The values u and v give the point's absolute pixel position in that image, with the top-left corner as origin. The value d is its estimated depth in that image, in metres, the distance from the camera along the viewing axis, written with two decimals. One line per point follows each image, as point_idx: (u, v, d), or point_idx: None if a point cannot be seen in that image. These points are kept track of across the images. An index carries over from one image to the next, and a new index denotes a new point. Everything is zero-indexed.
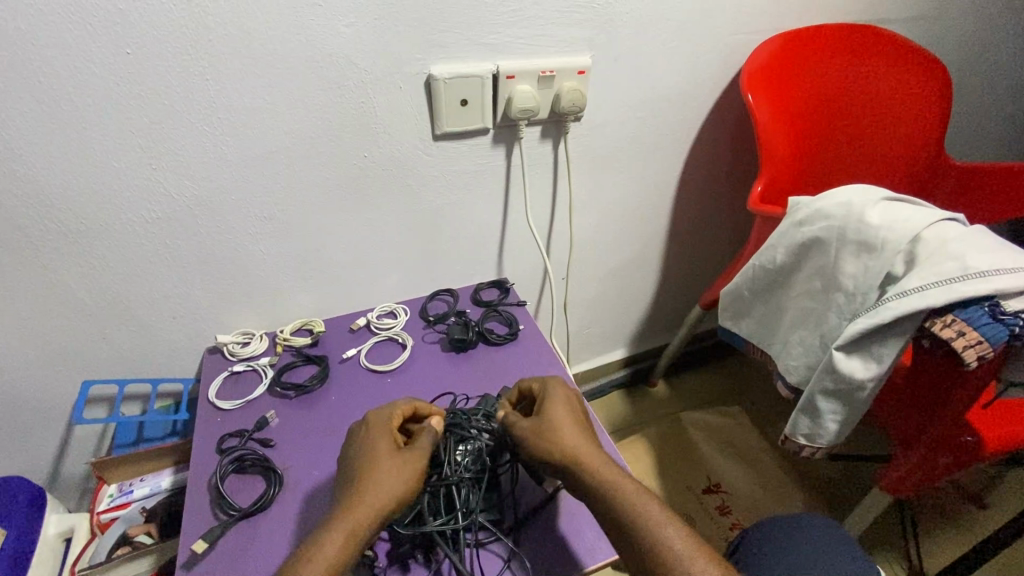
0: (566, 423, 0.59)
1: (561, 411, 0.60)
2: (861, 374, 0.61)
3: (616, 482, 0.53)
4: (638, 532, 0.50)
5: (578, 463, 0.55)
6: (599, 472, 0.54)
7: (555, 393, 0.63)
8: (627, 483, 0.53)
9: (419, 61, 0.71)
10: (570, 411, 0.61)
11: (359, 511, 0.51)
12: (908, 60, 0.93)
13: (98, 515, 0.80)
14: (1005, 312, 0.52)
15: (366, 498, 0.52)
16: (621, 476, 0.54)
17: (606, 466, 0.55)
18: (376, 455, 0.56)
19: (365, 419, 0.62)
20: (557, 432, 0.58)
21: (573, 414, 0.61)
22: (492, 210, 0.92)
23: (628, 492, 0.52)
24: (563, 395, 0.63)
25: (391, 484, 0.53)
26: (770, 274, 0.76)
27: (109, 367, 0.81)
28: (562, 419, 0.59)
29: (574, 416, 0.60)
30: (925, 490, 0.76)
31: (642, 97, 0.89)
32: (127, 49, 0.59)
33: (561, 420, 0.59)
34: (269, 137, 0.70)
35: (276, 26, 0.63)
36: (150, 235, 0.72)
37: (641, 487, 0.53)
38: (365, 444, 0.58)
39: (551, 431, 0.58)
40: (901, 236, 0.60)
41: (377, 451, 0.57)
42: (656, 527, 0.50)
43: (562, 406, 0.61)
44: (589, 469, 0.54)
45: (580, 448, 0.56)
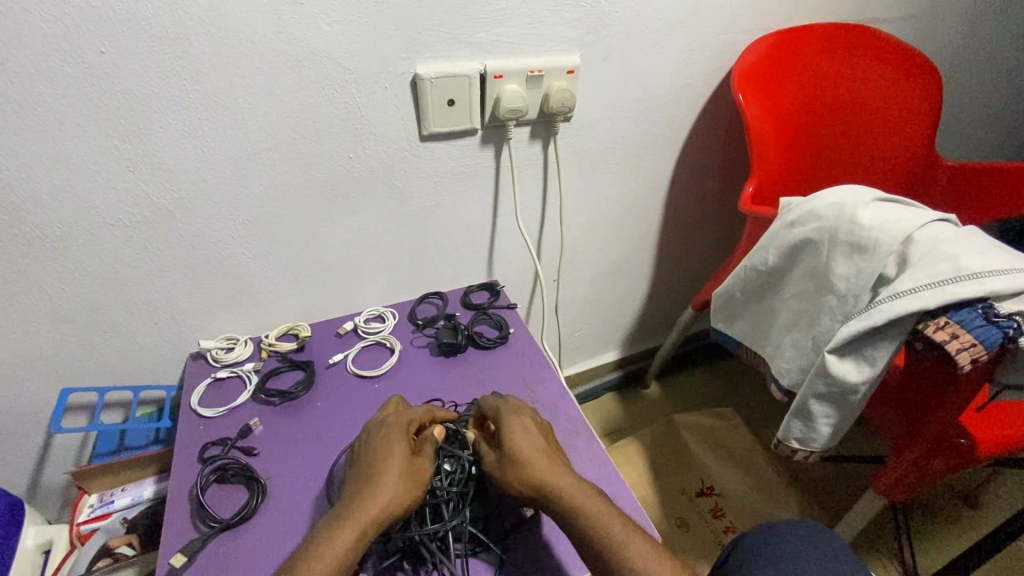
0: (529, 449, 0.57)
1: (523, 440, 0.58)
2: (854, 377, 0.60)
3: (584, 509, 0.53)
4: (609, 558, 0.50)
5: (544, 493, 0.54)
6: (567, 501, 0.53)
7: (516, 419, 0.61)
8: (597, 508, 0.53)
9: (404, 61, 0.70)
10: (532, 435, 0.59)
11: (368, 511, 0.51)
12: (899, 60, 0.93)
13: (77, 525, 0.78)
14: (998, 315, 0.51)
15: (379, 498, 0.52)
16: (591, 500, 0.53)
17: (574, 492, 0.54)
18: (390, 456, 0.56)
19: (385, 420, 0.62)
20: (520, 463, 0.56)
21: (531, 436, 0.59)
22: (482, 212, 0.90)
23: (591, 516, 0.52)
24: (524, 420, 0.61)
25: (402, 486, 0.54)
26: (762, 276, 0.76)
27: (89, 374, 0.79)
28: (525, 447, 0.58)
29: (538, 441, 0.59)
30: (917, 493, 0.75)
31: (632, 97, 0.88)
32: (101, 48, 0.57)
33: (524, 448, 0.57)
34: (251, 138, 0.69)
35: (257, 25, 0.61)
36: (129, 239, 0.70)
37: (604, 507, 0.53)
38: (380, 445, 0.58)
39: (513, 462, 0.57)
40: (893, 237, 0.59)
41: (393, 452, 0.57)
42: (627, 553, 0.50)
43: (523, 432, 0.59)
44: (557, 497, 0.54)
45: (546, 475, 0.55)
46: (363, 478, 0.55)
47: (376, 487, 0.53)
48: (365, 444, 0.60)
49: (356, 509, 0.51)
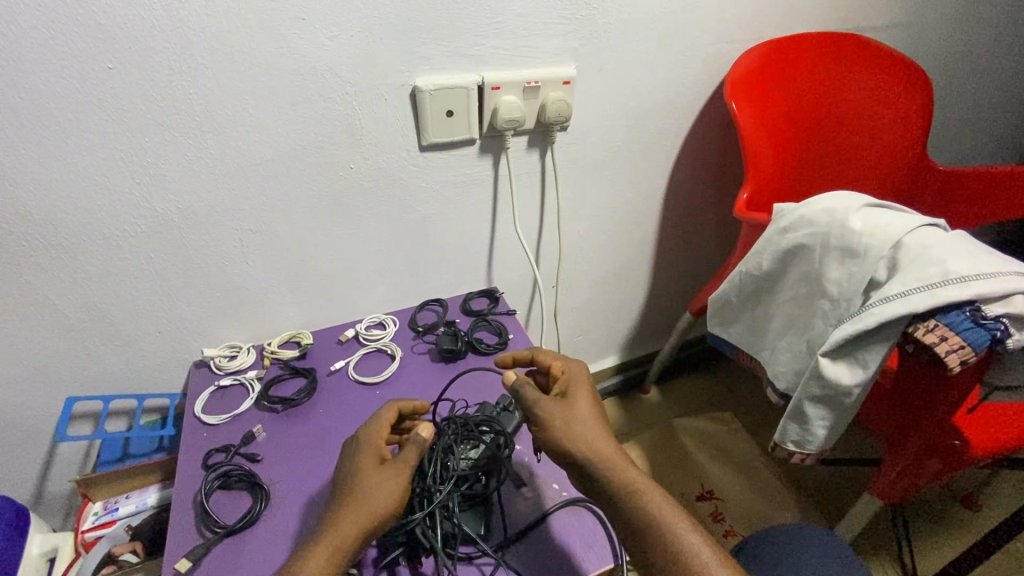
0: (591, 416, 0.58)
1: (586, 405, 0.59)
2: (847, 379, 0.61)
3: (645, 490, 0.52)
4: (661, 533, 0.50)
5: (608, 467, 0.54)
6: (630, 478, 0.53)
7: (579, 388, 0.61)
8: (649, 481, 0.54)
9: (404, 73, 0.72)
10: (594, 411, 0.59)
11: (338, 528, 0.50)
12: (890, 67, 0.94)
13: (83, 532, 0.79)
14: (986, 317, 0.52)
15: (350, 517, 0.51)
16: (652, 483, 0.54)
17: (632, 469, 0.54)
18: (363, 470, 0.55)
19: (354, 433, 0.61)
20: (581, 431, 0.57)
21: (596, 408, 0.60)
22: (480, 219, 0.92)
23: (648, 493, 0.52)
24: (586, 393, 0.61)
25: (371, 503, 0.52)
26: (756, 281, 0.77)
27: (93, 383, 0.80)
28: (587, 417, 0.58)
29: (598, 415, 0.59)
30: (914, 494, 0.76)
31: (627, 106, 0.90)
32: (108, 64, 0.59)
33: (585, 414, 0.58)
34: (253, 149, 0.70)
35: (261, 40, 0.63)
36: (134, 249, 0.71)
37: (660, 489, 0.53)
38: (353, 460, 0.57)
39: (575, 423, 0.57)
40: (884, 242, 0.60)
41: (364, 466, 0.55)
42: (680, 534, 0.50)
43: (586, 405, 0.59)
44: (607, 453, 0.55)
45: (610, 451, 0.55)
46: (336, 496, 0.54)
47: (348, 506, 0.52)
48: (344, 456, 0.58)
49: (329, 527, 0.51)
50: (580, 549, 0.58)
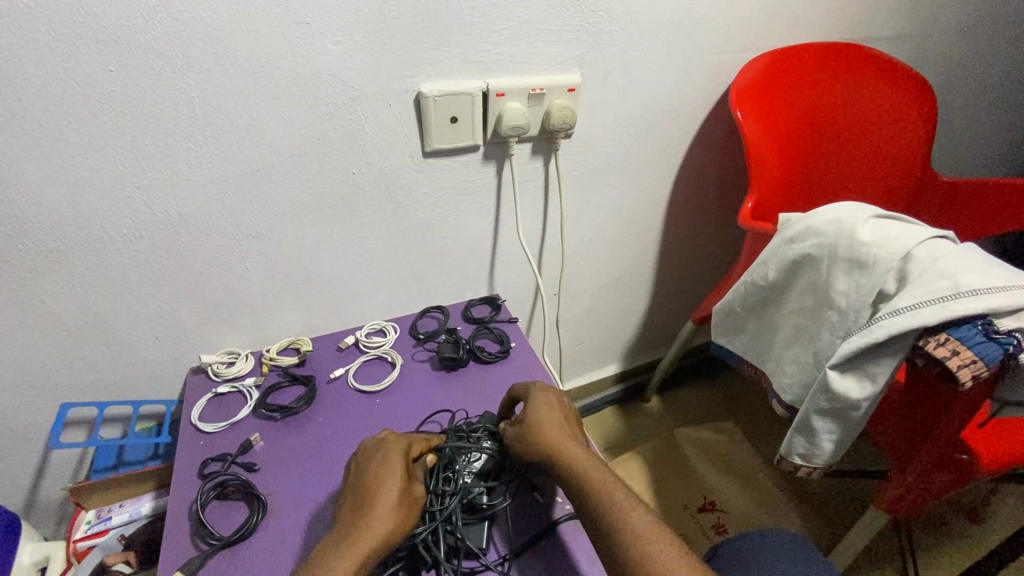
0: (544, 418, 0.60)
1: (541, 409, 0.61)
2: (856, 394, 0.60)
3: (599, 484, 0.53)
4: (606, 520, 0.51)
5: (560, 462, 0.56)
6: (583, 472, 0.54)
7: (536, 394, 0.64)
8: (599, 472, 0.54)
9: (409, 78, 0.71)
10: (555, 413, 0.61)
11: (366, 544, 0.50)
12: (895, 77, 0.94)
13: (75, 541, 0.77)
14: (998, 331, 0.51)
15: (377, 533, 0.51)
16: (601, 472, 0.55)
17: (584, 463, 0.55)
18: (389, 484, 0.55)
19: (383, 441, 0.61)
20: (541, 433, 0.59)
21: (552, 411, 0.62)
22: (483, 226, 0.91)
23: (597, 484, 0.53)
24: (553, 400, 0.63)
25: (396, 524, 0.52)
26: (762, 291, 0.76)
27: (88, 389, 0.79)
28: (548, 420, 0.60)
29: (553, 417, 0.61)
30: (920, 509, 0.75)
31: (632, 114, 0.89)
32: (110, 66, 0.58)
33: (539, 417, 0.60)
34: (255, 153, 0.69)
35: (264, 43, 0.63)
36: (133, 254, 0.70)
37: (613, 479, 0.54)
38: (378, 471, 0.56)
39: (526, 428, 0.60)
40: (892, 253, 0.60)
41: (391, 480, 0.55)
42: (627, 520, 0.50)
43: (549, 408, 0.62)
44: (558, 451, 0.57)
45: (562, 445, 0.57)
46: (356, 507, 0.54)
47: (375, 522, 0.51)
48: (364, 467, 0.58)
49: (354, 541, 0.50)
50: (586, 563, 0.56)
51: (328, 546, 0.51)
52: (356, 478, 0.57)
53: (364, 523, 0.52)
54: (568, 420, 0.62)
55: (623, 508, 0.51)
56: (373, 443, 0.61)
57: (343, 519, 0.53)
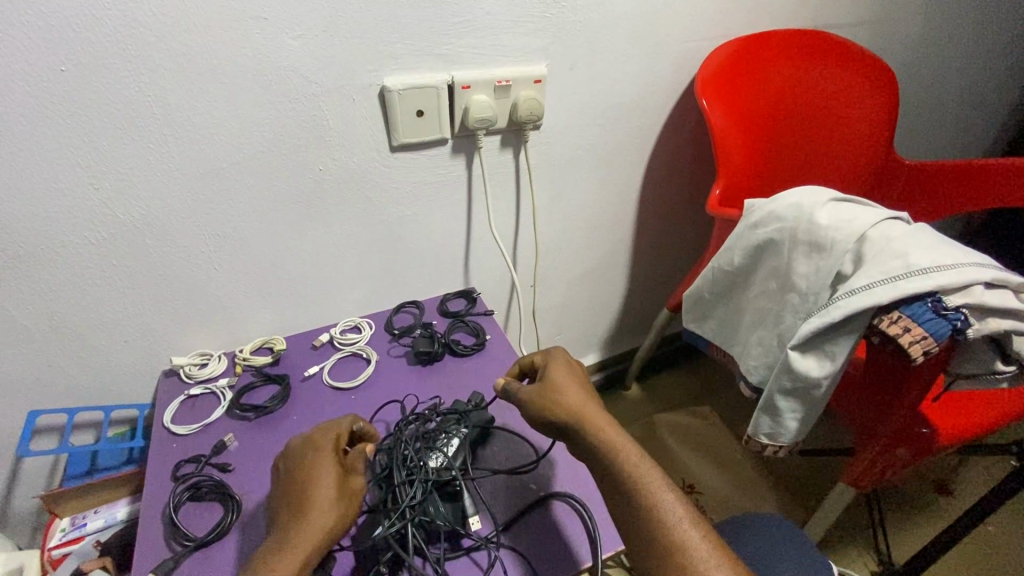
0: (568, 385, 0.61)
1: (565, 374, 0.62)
2: (816, 373, 0.62)
3: (618, 447, 0.54)
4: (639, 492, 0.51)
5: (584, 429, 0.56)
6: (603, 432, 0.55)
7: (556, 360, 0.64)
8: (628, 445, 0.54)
9: (372, 72, 0.71)
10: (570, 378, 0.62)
11: (306, 541, 0.50)
12: (856, 63, 0.96)
13: (49, 550, 0.76)
14: (947, 308, 0.53)
15: (315, 530, 0.51)
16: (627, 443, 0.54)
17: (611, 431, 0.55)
18: (324, 477, 0.55)
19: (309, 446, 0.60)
20: (562, 396, 0.59)
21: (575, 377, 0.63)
22: (455, 220, 0.91)
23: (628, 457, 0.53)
24: (562, 365, 0.63)
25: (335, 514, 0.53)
26: (728, 276, 0.77)
27: (56, 396, 0.78)
28: (564, 385, 0.61)
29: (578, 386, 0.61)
30: (884, 482, 0.77)
31: (600, 104, 0.90)
32: (62, 66, 0.57)
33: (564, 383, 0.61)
34: (218, 152, 0.69)
35: (222, 39, 0.62)
36: (96, 257, 0.69)
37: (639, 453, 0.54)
38: (307, 467, 0.57)
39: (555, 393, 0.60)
40: (849, 236, 0.61)
41: (323, 473, 0.56)
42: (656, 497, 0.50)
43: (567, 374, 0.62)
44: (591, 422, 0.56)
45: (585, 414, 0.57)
46: (294, 505, 0.54)
47: (311, 516, 0.52)
48: (294, 463, 0.58)
49: (295, 539, 0.50)
50: (560, 544, 0.58)
51: (271, 547, 0.50)
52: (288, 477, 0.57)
53: (301, 520, 0.52)
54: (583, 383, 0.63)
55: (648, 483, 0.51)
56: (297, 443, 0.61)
57: (282, 520, 0.53)
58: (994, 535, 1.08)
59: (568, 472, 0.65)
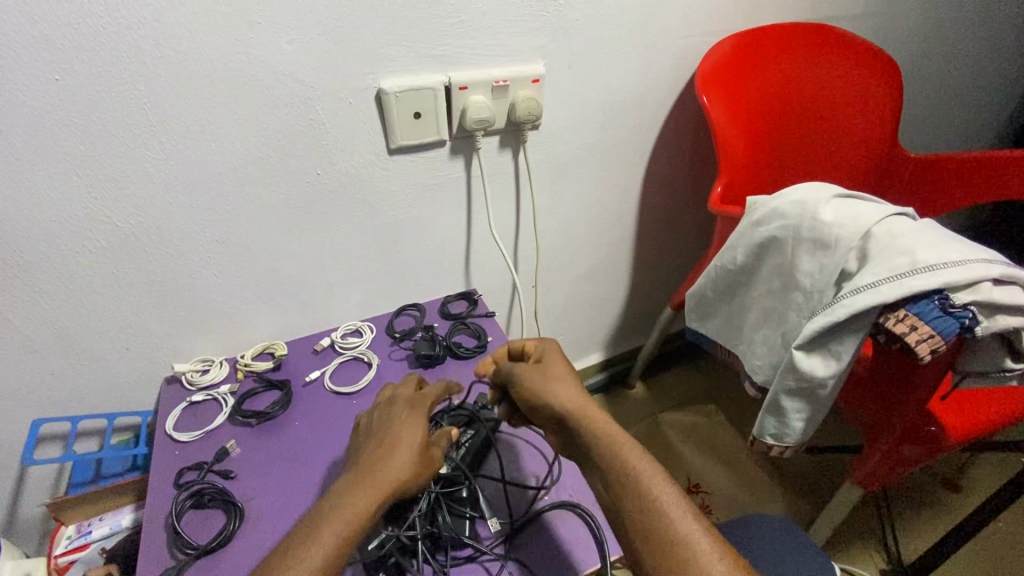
0: (561, 381, 0.59)
1: (561, 373, 0.60)
2: (821, 372, 0.61)
3: (613, 442, 0.52)
4: (632, 486, 0.48)
5: (578, 424, 0.54)
6: (598, 429, 0.53)
7: (552, 359, 0.63)
8: (623, 438, 0.52)
9: (368, 76, 0.70)
10: (567, 374, 0.60)
11: (391, 478, 0.52)
12: (860, 55, 0.94)
13: (55, 557, 0.76)
14: (954, 306, 0.52)
15: (401, 469, 0.53)
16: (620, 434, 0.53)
17: (605, 425, 0.53)
18: (413, 432, 0.57)
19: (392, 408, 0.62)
20: (557, 394, 0.57)
21: (568, 374, 0.60)
22: (455, 222, 0.91)
23: (621, 449, 0.51)
24: (562, 362, 0.62)
25: (416, 464, 0.54)
26: (731, 275, 0.76)
27: (59, 405, 0.78)
28: (560, 380, 0.59)
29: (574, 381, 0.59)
30: (892, 481, 0.76)
31: (600, 102, 0.89)
32: (56, 76, 0.57)
33: (556, 380, 0.59)
34: (214, 158, 0.68)
35: (216, 44, 0.61)
36: (94, 265, 0.69)
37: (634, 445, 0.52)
38: (398, 419, 0.59)
39: (546, 388, 0.58)
40: (853, 233, 0.60)
41: (413, 430, 0.57)
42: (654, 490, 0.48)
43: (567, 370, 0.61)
44: (588, 423, 0.54)
45: (579, 408, 0.55)
46: (379, 446, 0.56)
47: (395, 458, 0.53)
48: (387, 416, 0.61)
49: (380, 473, 0.52)
50: (564, 554, 0.57)
51: (351, 479, 0.52)
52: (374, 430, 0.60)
53: (388, 456, 0.54)
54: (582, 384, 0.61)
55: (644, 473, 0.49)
56: (380, 404, 0.64)
57: (367, 457, 0.55)
58: (1005, 533, 1.07)
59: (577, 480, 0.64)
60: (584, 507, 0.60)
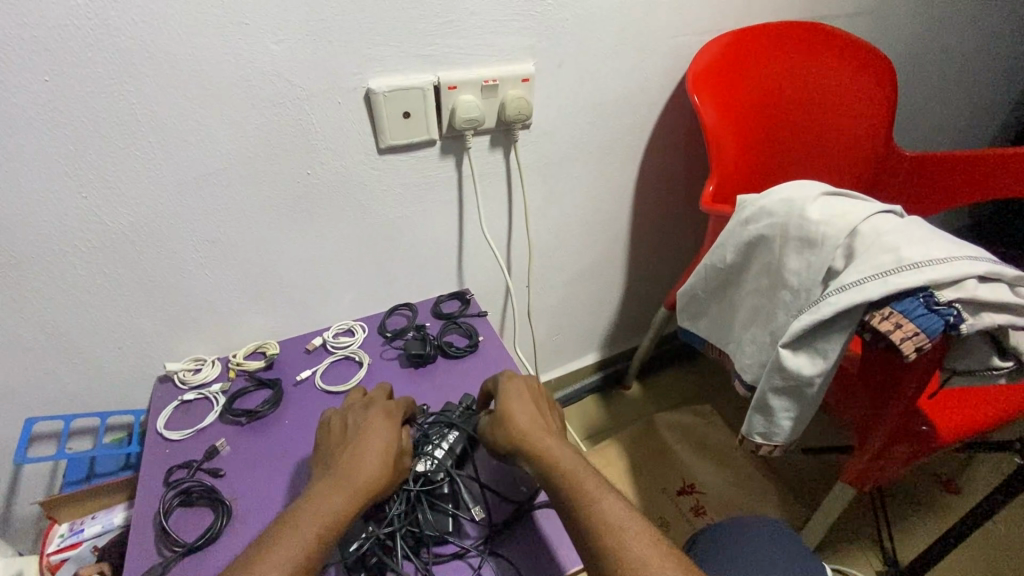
0: (515, 407, 0.61)
1: (513, 400, 0.63)
2: (808, 370, 0.61)
3: (557, 463, 0.54)
4: (576, 505, 0.51)
5: (527, 450, 0.57)
6: (544, 452, 0.55)
7: (508, 386, 0.65)
8: (569, 459, 0.55)
9: (357, 76, 0.71)
10: (524, 399, 0.63)
11: (367, 481, 0.54)
12: (853, 54, 0.94)
13: (48, 555, 0.77)
14: (939, 303, 0.52)
15: (376, 473, 0.55)
16: (564, 455, 0.55)
17: (553, 447, 0.56)
18: (387, 434, 0.59)
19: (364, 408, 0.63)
20: (510, 421, 0.60)
21: (523, 398, 0.63)
22: (447, 221, 0.91)
23: (564, 469, 0.54)
24: (520, 388, 0.65)
25: (386, 468, 0.56)
26: (721, 274, 0.76)
27: (52, 403, 0.79)
28: (513, 407, 0.62)
29: (528, 406, 0.62)
30: (884, 480, 0.76)
31: (591, 102, 0.89)
32: (45, 76, 0.57)
33: (511, 406, 0.62)
34: (204, 158, 0.69)
35: (204, 44, 0.62)
36: (86, 265, 0.70)
37: (580, 464, 0.54)
38: (370, 422, 0.60)
39: (500, 417, 0.61)
40: (840, 231, 0.60)
41: (387, 434, 0.59)
42: (597, 507, 0.50)
43: (521, 394, 0.64)
44: (536, 447, 0.56)
45: (529, 433, 0.58)
46: (354, 447, 0.57)
47: (367, 465, 0.55)
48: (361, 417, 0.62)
49: (357, 477, 0.54)
50: (548, 552, 0.58)
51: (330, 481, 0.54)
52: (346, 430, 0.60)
53: (364, 459, 0.56)
54: (539, 406, 0.63)
55: (588, 493, 0.51)
56: (353, 403, 0.65)
57: (343, 458, 0.56)
58: (1002, 533, 1.06)
59: None
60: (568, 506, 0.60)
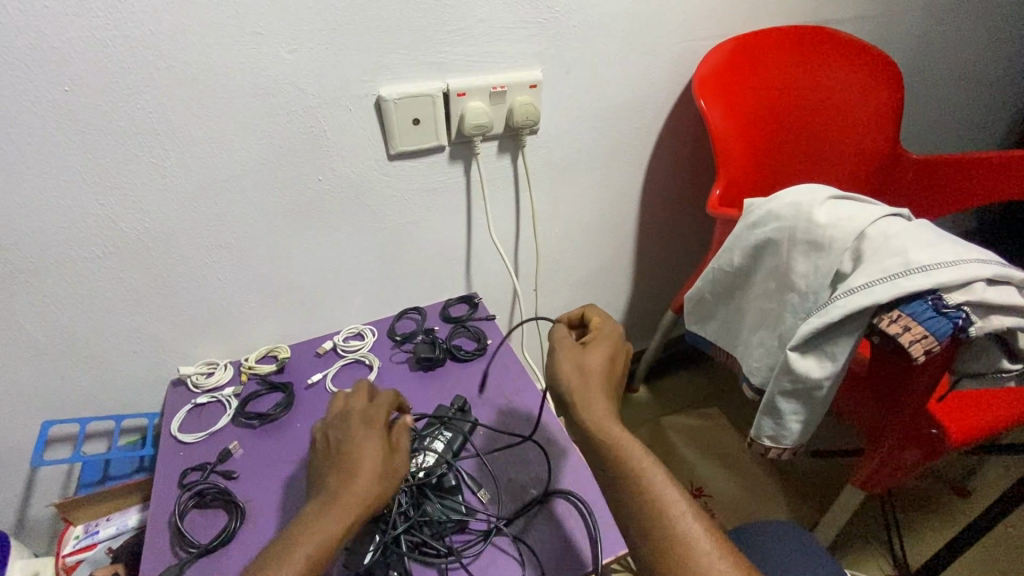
0: (583, 361, 0.60)
1: (584, 353, 0.61)
2: (817, 373, 0.61)
3: (614, 437, 0.54)
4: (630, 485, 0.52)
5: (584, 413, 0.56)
6: (601, 422, 0.55)
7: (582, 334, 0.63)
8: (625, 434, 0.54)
9: (367, 83, 0.72)
10: (601, 350, 0.61)
11: (355, 501, 0.52)
12: (858, 58, 0.95)
13: (63, 557, 0.77)
14: (948, 306, 0.52)
15: (364, 490, 0.53)
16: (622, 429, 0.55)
17: (610, 418, 0.55)
18: (370, 449, 0.56)
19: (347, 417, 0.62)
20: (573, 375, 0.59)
21: (595, 351, 0.61)
22: (455, 226, 0.92)
23: (620, 445, 0.54)
24: (599, 338, 0.62)
25: (378, 483, 0.54)
26: (729, 277, 0.77)
27: (68, 406, 0.80)
28: (581, 359, 0.60)
29: (597, 361, 0.60)
30: (895, 483, 0.76)
31: (598, 107, 0.90)
32: (65, 87, 0.58)
33: (579, 359, 0.60)
34: (218, 165, 0.70)
35: (218, 54, 0.63)
36: (102, 270, 0.71)
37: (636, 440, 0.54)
38: (351, 434, 0.59)
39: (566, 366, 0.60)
40: (847, 234, 0.60)
41: (369, 447, 0.57)
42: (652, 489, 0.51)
43: (593, 347, 0.61)
44: (592, 414, 0.56)
45: (589, 395, 0.57)
46: (340, 467, 0.56)
47: (355, 483, 0.53)
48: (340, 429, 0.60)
49: (343, 498, 0.52)
50: (559, 543, 0.58)
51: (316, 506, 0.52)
52: (332, 443, 0.59)
53: (350, 477, 0.54)
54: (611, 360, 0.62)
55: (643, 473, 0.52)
56: (339, 414, 0.63)
57: (330, 478, 0.55)
58: (1014, 537, 1.05)
59: (573, 472, 0.65)
60: (575, 494, 0.61)
